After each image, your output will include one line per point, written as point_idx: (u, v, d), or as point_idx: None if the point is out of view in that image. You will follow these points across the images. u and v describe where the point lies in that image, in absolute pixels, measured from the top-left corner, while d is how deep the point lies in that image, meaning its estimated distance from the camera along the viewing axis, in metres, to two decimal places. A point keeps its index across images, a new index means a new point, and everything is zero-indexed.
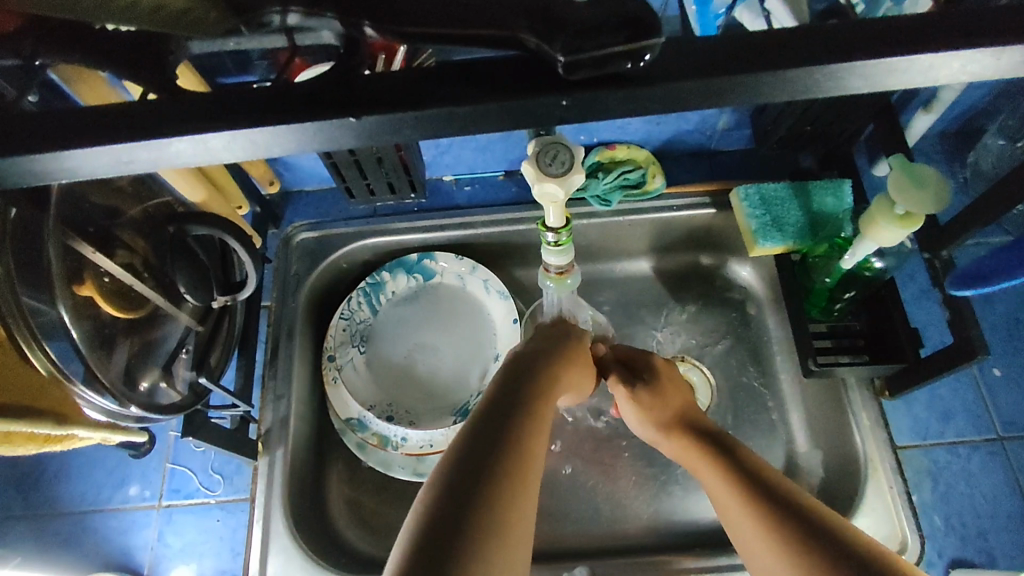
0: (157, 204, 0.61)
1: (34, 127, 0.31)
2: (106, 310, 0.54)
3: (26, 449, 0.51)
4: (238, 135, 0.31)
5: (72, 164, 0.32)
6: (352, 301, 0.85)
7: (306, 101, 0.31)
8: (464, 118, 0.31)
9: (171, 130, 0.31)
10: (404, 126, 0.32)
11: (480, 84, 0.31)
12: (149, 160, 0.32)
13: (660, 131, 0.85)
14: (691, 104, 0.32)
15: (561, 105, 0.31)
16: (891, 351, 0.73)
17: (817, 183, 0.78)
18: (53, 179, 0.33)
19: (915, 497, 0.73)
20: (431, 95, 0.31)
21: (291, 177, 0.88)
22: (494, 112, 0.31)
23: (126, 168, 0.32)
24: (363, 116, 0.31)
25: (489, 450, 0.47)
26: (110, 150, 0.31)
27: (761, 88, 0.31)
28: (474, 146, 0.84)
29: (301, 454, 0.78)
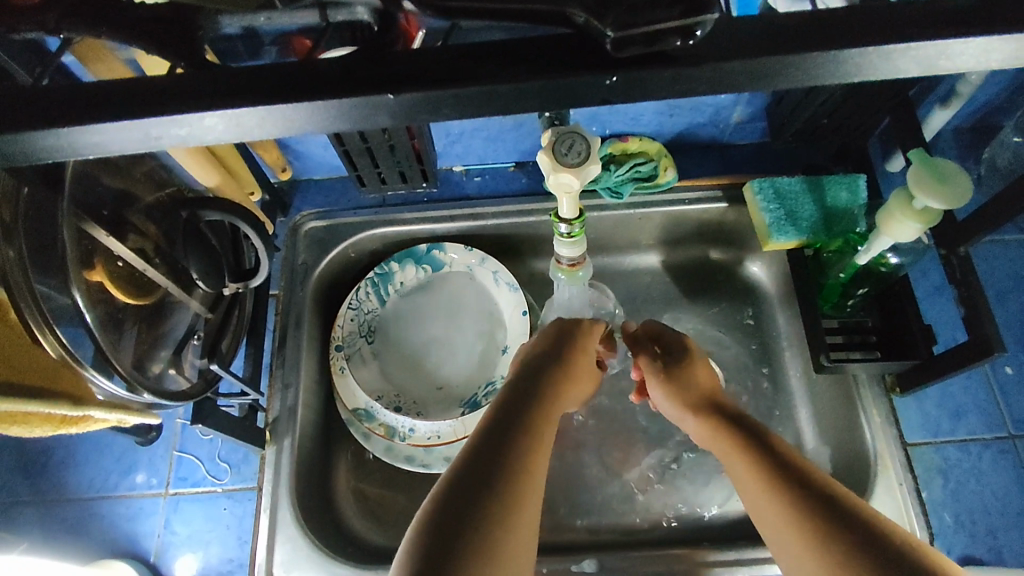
0: (171, 190, 0.60)
1: (60, 100, 0.30)
2: (117, 295, 0.53)
3: (43, 431, 0.48)
4: (270, 113, 0.30)
5: (98, 139, 0.31)
6: (360, 290, 0.84)
7: (339, 79, 0.31)
8: (499, 98, 0.31)
9: (200, 105, 0.30)
10: (438, 104, 0.31)
11: (517, 63, 0.30)
12: (177, 137, 0.31)
13: (673, 124, 0.84)
14: (727, 87, 0.32)
15: (606, 84, 0.31)
16: (904, 348, 0.72)
17: (832, 178, 0.77)
18: (76, 155, 0.32)
19: (925, 494, 0.72)
20: (465, 75, 0.30)
21: (301, 165, 0.87)
22: (531, 91, 0.31)
23: (153, 144, 0.32)
24: (398, 95, 0.30)
25: (492, 463, 0.47)
26: (136, 125, 0.30)
27: (802, 70, 0.31)
28: (485, 136, 0.83)
29: (309, 443, 0.78)
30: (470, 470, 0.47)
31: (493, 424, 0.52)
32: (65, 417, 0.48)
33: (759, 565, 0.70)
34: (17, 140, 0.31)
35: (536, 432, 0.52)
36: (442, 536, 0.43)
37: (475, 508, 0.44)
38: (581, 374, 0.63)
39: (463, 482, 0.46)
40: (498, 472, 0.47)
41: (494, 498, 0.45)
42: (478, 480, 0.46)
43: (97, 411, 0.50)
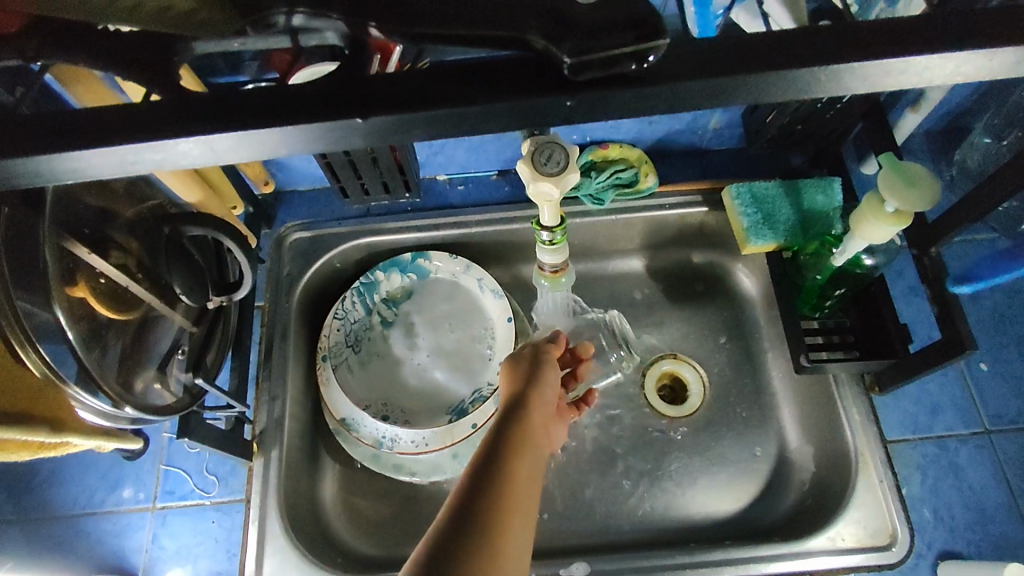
0: (152, 205, 0.60)
1: (37, 128, 0.31)
2: (100, 310, 0.53)
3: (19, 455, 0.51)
4: (245, 136, 0.31)
5: (76, 166, 0.32)
6: (346, 300, 0.85)
7: (310, 101, 0.31)
8: (468, 118, 0.32)
9: (176, 131, 0.31)
10: (408, 125, 0.32)
11: (485, 85, 0.31)
12: (153, 161, 0.32)
13: (652, 131, 0.85)
14: (687, 105, 0.33)
15: (567, 104, 0.32)
16: (880, 346, 0.74)
17: (808, 182, 0.79)
18: (57, 180, 0.33)
19: (905, 490, 0.74)
20: (435, 97, 0.31)
21: (285, 177, 0.87)
22: (499, 112, 0.32)
23: (130, 169, 0.32)
24: (368, 117, 0.31)
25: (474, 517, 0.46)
26: (113, 151, 0.31)
27: (760, 89, 0.32)
28: (467, 146, 0.84)
29: (297, 454, 0.78)
30: (451, 528, 0.46)
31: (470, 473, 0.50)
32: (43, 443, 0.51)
33: (744, 564, 0.71)
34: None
35: (506, 468, 0.50)
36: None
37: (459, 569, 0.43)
38: (552, 403, 0.62)
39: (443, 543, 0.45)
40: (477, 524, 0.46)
41: (475, 555, 0.44)
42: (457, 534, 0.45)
43: (75, 437, 0.53)
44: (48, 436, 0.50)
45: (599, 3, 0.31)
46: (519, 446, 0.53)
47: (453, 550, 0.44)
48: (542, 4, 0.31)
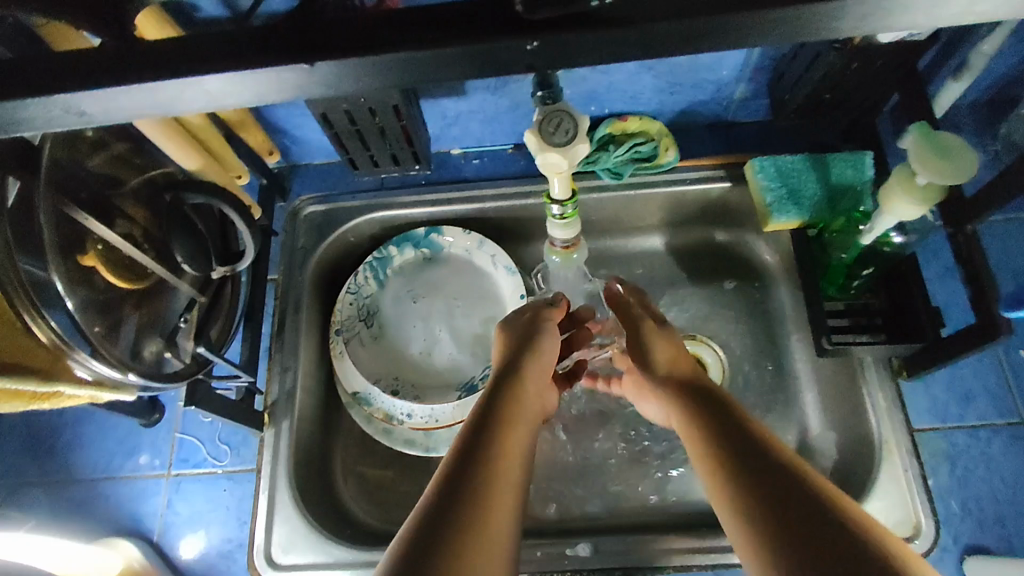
0: (160, 173, 0.60)
1: None
2: (104, 278, 0.54)
3: (17, 405, 0.53)
4: (190, 84, 0.32)
5: (29, 115, 0.33)
6: (358, 275, 0.84)
7: (259, 45, 0.32)
8: (425, 62, 0.32)
9: (118, 80, 0.32)
10: (362, 72, 0.33)
11: (441, 26, 0.32)
12: (101, 109, 0.33)
13: (674, 102, 0.82)
14: (664, 47, 0.33)
15: (527, 49, 0.32)
16: (911, 329, 0.70)
17: (838, 154, 0.74)
18: (13, 131, 0.34)
19: (931, 481, 0.70)
20: (397, 41, 0.32)
21: (298, 151, 0.87)
22: (456, 56, 0.32)
23: (81, 118, 0.34)
24: (315, 63, 0.32)
25: (461, 511, 0.44)
26: (60, 99, 0.32)
27: (743, 32, 0.32)
28: (482, 118, 0.82)
29: (308, 426, 0.79)
30: (437, 519, 0.43)
31: (460, 454, 0.48)
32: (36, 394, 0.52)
33: None
34: None
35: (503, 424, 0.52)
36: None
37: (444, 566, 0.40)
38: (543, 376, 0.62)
39: (429, 527, 0.42)
40: (464, 518, 0.43)
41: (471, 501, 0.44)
42: (443, 524, 0.42)
43: (68, 388, 0.53)
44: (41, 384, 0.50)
45: None
46: (510, 422, 0.53)
47: (436, 544, 0.41)
48: None
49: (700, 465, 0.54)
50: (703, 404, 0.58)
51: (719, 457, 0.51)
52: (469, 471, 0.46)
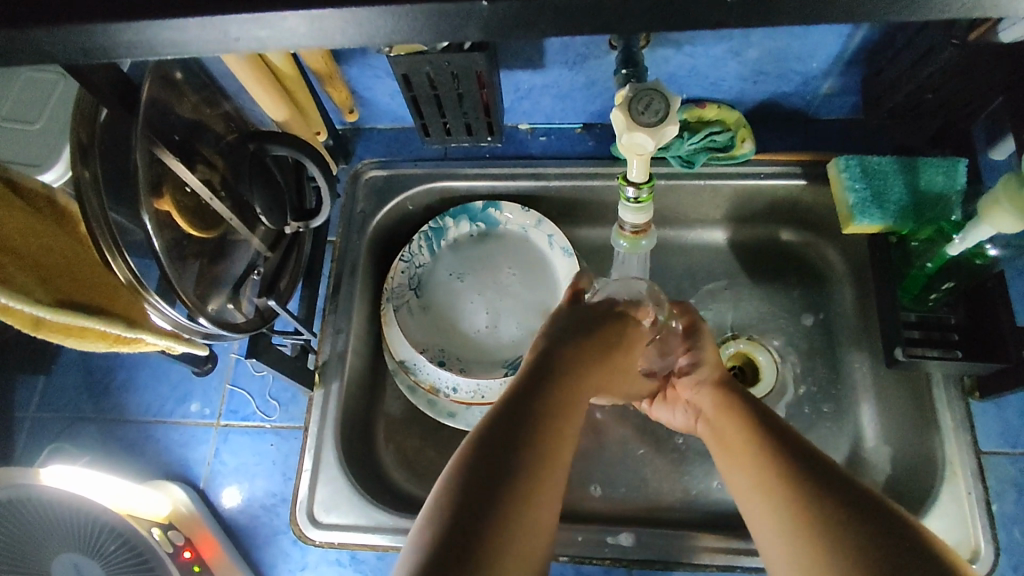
0: (241, 123, 0.60)
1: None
2: (181, 224, 0.54)
3: (97, 346, 0.52)
4: (354, 15, 0.30)
5: (178, 38, 0.31)
6: (413, 243, 0.84)
7: None
8: (600, 12, 0.30)
9: (277, 6, 0.30)
10: (535, 18, 0.30)
11: None
12: (258, 37, 0.31)
13: (755, 92, 0.78)
14: (842, 18, 0.30)
15: (725, 2, 0.29)
16: (992, 350, 0.67)
17: (929, 160, 0.70)
18: (157, 54, 0.33)
19: (996, 507, 0.68)
20: None
21: (367, 113, 0.85)
22: (637, 8, 0.30)
23: (232, 45, 0.32)
24: (495, 1, 0.29)
25: (526, 455, 0.48)
26: (218, 22, 0.30)
27: (923, 9, 0.30)
28: (554, 94, 0.80)
29: (356, 389, 0.79)
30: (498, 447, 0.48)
31: (512, 425, 0.49)
32: (119, 336, 0.52)
33: None
34: (95, 37, 0.31)
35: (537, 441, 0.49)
36: (463, 514, 0.44)
37: (494, 495, 0.45)
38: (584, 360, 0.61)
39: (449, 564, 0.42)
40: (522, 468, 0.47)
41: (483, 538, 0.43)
42: (515, 439, 0.48)
43: (149, 335, 0.53)
44: (126, 329, 0.50)
45: None
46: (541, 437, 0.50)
47: (508, 464, 0.47)
48: None
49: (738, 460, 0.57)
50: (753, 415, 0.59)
51: (778, 480, 0.53)
52: (537, 426, 0.50)
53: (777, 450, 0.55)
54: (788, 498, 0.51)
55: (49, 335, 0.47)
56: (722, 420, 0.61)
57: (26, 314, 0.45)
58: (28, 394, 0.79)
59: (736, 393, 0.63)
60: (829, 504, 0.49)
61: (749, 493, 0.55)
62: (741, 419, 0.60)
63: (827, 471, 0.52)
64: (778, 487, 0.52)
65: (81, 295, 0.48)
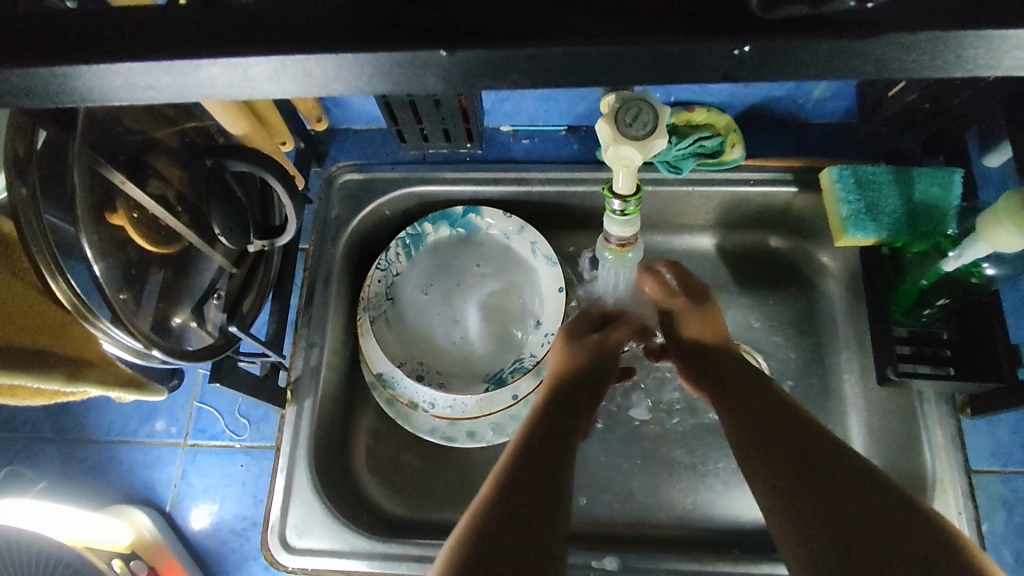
0: (198, 129, 0.55)
1: (48, 31, 0.27)
2: (136, 244, 0.50)
3: (36, 397, 0.50)
4: (284, 64, 0.26)
5: (82, 85, 0.27)
6: (390, 251, 0.80)
7: (380, 23, 0.26)
8: (589, 62, 0.26)
9: (196, 52, 0.26)
10: (511, 67, 0.27)
11: (634, 17, 0.26)
12: (171, 88, 0.28)
13: (746, 96, 0.75)
14: (866, 67, 0.27)
15: (736, 54, 0.26)
16: (981, 367, 0.65)
17: (923, 170, 0.68)
18: (62, 101, 0.29)
19: (986, 526, 0.67)
20: (556, 28, 0.26)
21: (340, 113, 0.81)
22: (628, 60, 0.26)
23: (143, 94, 0.28)
24: (457, 51, 0.26)
25: (534, 503, 0.48)
26: (114, 71, 0.26)
27: (952, 62, 0.26)
28: (537, 96, 0.76)
29: (330, 407, 0.75)
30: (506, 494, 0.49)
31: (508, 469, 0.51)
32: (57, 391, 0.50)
33: None
34: None
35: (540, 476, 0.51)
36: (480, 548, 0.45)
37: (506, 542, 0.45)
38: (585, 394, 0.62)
39: None
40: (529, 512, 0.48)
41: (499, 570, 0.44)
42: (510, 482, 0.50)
43: (93, 388, 0.51)
44: (64, 384, 0.48)
45: None
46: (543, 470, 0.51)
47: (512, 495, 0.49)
48: None
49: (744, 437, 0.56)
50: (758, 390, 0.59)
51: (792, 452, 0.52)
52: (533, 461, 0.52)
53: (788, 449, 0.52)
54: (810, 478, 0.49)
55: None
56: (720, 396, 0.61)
57: None
58: None
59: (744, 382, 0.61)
60: (854, 506, 0.47)
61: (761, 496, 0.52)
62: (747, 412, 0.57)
63: (838, 453, 0.51)
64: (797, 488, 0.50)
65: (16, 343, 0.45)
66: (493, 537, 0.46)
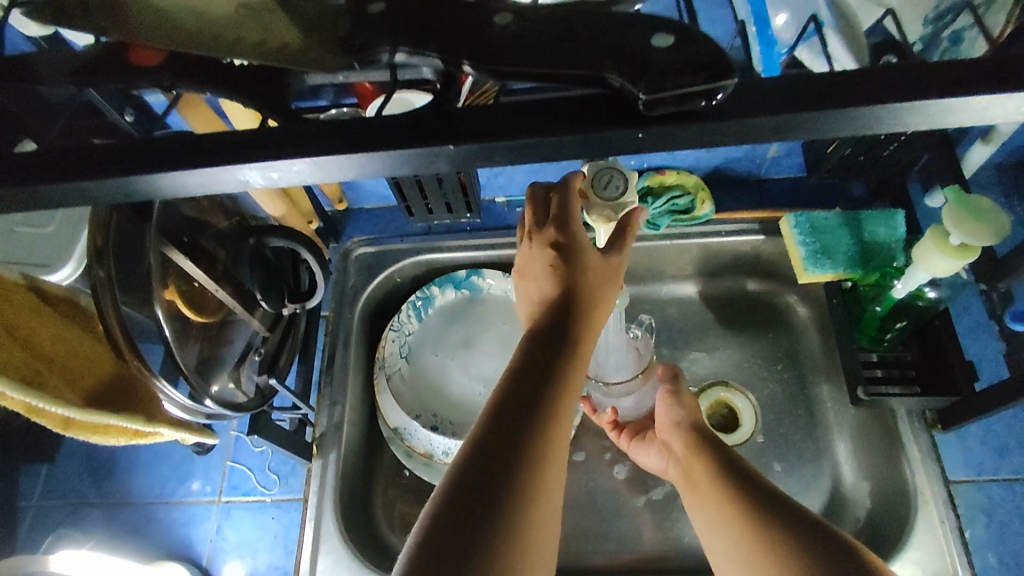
0: (237, 217, 0.65)
1: (156, 147, 0.33)
2: (189, 314, 0.58)
3: (117, 440, 0.56)
4: (339, 159, 0.32)
5: (180, 183, 0.33)
6: (402, 313, 0.88)
7: (409, 128, 0.32)
8: (547, 148, 0.32)
9: (271, 153, 0.32)
10: (493, 154, 0.32)
11: (569, 118, 0.31)
12: (254, 181, 0.33)
13: (708, 160, 0.87)
14: (751, 139, 0.32)
15: (635, 138, 0.31)
16: (943, 384, 0.72)
17: (869, 213, 0.78)
18: (158, 195, 0.34)
19: (968, 533, 0.71)
20: (534, 128, 0.31)
21: (354, 195, 0.93)
22: (573, 143, 0.31)
23: (231, 187, 0.34)
24: (460, 145, 0.31)
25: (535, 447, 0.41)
26: (218, 171, 0.32)
27: None
28: (526, 170, 0.87)
29: (353, 459, 0.81)
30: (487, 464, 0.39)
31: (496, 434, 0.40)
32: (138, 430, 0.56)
33: None
34: (106, 187, 0.33)
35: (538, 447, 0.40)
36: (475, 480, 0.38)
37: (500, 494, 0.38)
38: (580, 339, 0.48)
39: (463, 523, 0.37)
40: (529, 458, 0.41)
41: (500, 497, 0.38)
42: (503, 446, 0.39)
43: (164, 428, 0.57)
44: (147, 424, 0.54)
45: (675, 45, 0.30)
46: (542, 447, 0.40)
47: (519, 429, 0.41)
48: (612, 42, 0.31)
49: (710, 511, 0.60)
50: (715, 457, 0.63)
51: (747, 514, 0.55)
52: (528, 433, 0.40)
53: (738, 481, 0.59)
54: (756, 537, 0.53)
55: (78, 433, 0.51)
56: (688, 469, 0.65)
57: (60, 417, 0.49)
58: (32, 482, 0.81)
59: (716, 457, 0.63)
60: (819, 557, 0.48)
61: (713, 528, 0.59)
62: (718, 485, 0.60)
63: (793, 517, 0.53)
64: (744, 517, 0.55)
65: (103, 393, 0.52)
66: (481, 494, 0.38)
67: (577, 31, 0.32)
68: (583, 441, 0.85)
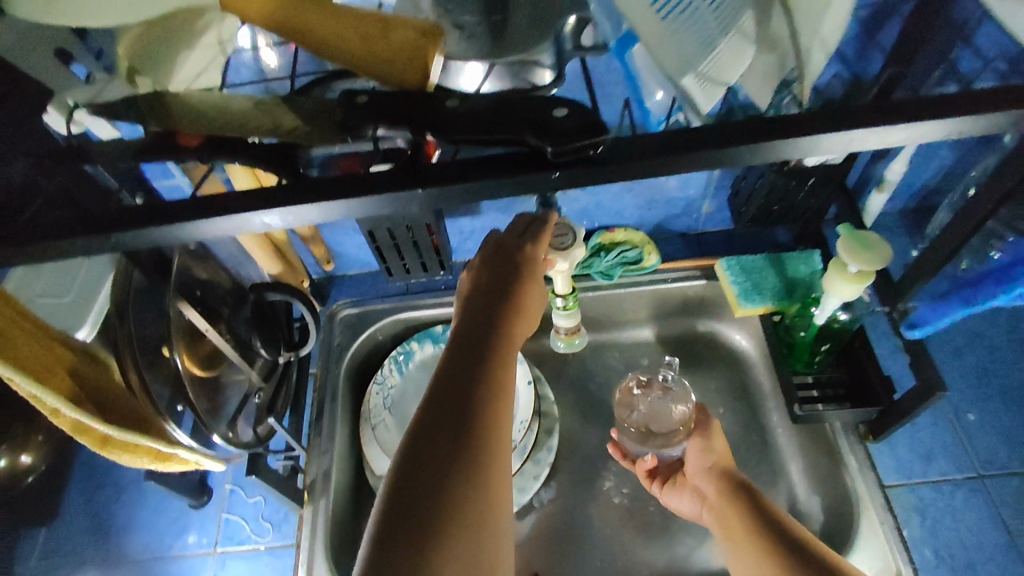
0: (235, 276, 0.74)
1: (182, 204, 0.42)
2: (195, 371, 0.65)
3: (139, 461, 0.59)
4: (330, 203, 0.42)
5: (202, 230, 0.43)
6: (384, 368, 0.95)
7: (389, 179, 0.42)
8: (491, 188, 0.42)
9: (268, 205, 0.41)
10: (452, 195, 0.42)
11: (508, 163, 0.42)
12: (259, 224, 0.43)
13: (652, 216, 1.00)
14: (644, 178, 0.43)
15: (552, 177, 0.42)
16: (868, 397, 0.81)
17: (789, 254, 0.91)
18: (183, 239, 0.43)
19: (906, 532, 0.79)
20: (483, 174, 0.41)
21: (339, 261, 1.03)
22: (509, 183, 0.42)
23: (240, 229, 0.43)
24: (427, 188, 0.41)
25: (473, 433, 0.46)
26: (233, 217, 0.42)
27: None
28: (491, 232, 1.00)
29: (342, 505, 0.86)
30: (432, 459, 0.45)
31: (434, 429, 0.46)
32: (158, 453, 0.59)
33: None
34: (144, 236, 0.43)
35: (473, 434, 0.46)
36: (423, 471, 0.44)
37: (446, 481, 0.44)
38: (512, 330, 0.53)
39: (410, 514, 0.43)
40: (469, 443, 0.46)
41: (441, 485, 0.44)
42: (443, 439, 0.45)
43: (182, 449, 0.60)
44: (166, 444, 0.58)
45: (572, 114, 0.41)
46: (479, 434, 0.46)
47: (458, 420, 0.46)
48: (534, 116, 0.41)
49: (751, 557, 0.65)
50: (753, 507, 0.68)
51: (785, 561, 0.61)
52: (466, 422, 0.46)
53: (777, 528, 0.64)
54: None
55: (111, 453, 0.55)
56: (726, 515, 0.71)
57: (97, 434, 0.53)
58: (33, 545, 0.85)
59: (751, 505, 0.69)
60: None
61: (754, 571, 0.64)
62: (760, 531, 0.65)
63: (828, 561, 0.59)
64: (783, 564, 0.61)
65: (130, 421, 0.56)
66: (424, 487, 0.44)
67: (509, 108, 0.43)
68: (557, 475, 0.91)
